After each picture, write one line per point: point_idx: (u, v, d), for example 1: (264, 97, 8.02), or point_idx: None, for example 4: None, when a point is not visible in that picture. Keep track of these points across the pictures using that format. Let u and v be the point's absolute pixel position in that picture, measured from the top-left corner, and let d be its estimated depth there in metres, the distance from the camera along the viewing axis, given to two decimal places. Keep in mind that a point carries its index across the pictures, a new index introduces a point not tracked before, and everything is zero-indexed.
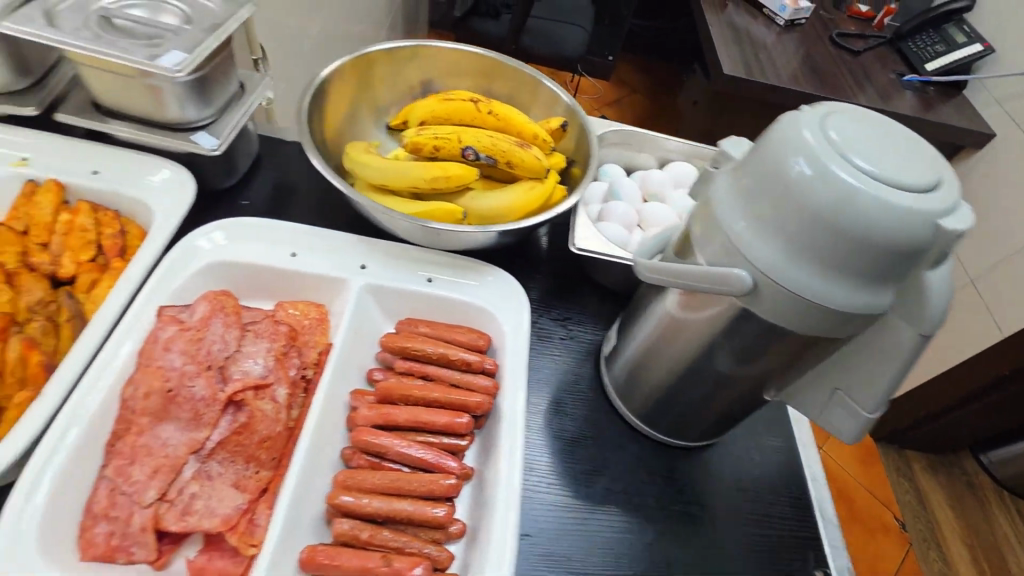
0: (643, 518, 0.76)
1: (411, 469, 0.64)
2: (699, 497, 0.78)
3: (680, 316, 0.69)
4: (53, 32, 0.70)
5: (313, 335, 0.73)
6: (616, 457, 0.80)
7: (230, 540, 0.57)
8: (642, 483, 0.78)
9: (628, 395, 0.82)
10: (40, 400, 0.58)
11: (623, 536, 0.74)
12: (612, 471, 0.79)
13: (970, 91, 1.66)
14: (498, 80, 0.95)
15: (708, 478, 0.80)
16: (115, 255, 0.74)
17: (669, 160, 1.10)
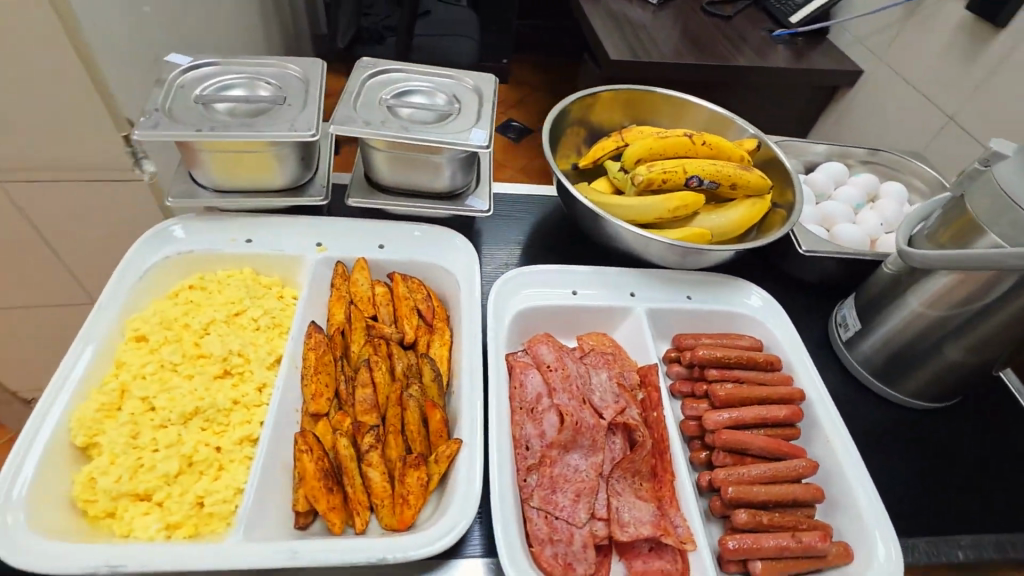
0: (930, 476, 0.86)
1: (767, 459, 0.73)
2: (960, 449, 0.89)
3: (953, 290, 0.81)
4: (374, 128, 0.80)
5: (626, 360, 0.82)
6: (884, 428, 0.90)
7: (660, 544, 0.65)
8: (915, 446, 0.88)
9: (882, 370, 0.92)
10: (469, 449, 0.66)
11: (923, 494, 0.84)
12: (886, 441, 0.89)
13: (834, 36, 1.70)
14: (680, 115, 1.09)
15: (958, 432, 0.92)
16: (436, 317, 0.81)
17: (815, 163, 1.22)
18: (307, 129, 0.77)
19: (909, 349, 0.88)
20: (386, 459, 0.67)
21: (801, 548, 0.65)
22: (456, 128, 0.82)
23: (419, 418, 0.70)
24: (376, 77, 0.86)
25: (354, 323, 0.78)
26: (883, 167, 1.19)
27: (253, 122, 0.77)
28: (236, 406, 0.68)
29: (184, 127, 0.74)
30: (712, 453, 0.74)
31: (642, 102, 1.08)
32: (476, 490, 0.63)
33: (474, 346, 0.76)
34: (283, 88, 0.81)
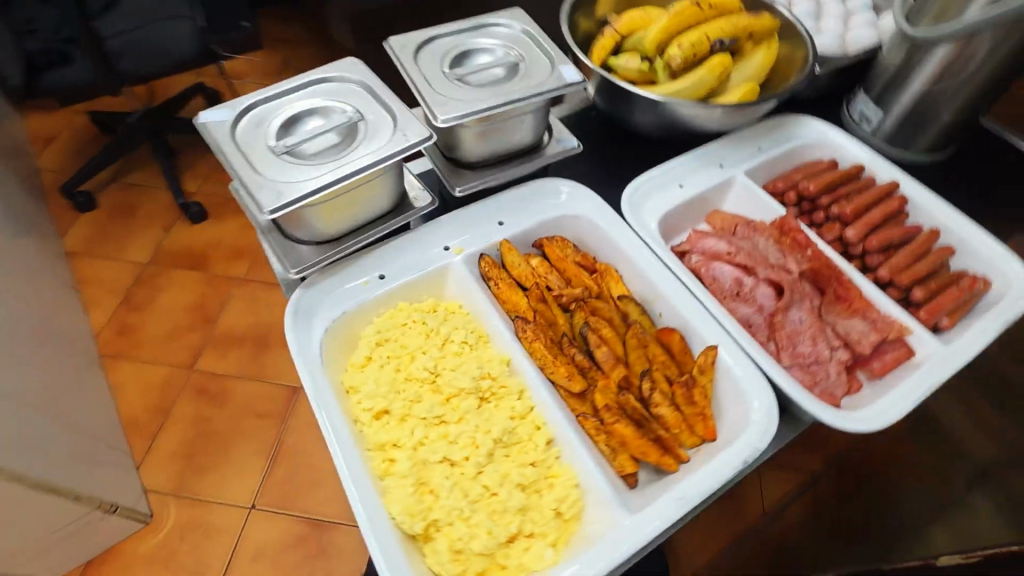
0: (985, 196, 1.05)
1: (904, 242, 0.86)
2: (997, 165, 1.08)
3: (957, 54, 0.95)
4: (476, 105, 0.74)
5: (757, 220, 0.90)
6: (938, 180, 1.07)
7: (886, 340, 0.77)
8: (965, 183, 1.07)
9: (907, 142, 1.09)
10: (723, 347, 0.72)
11: (988, 213, 1.03)
12: (945, 188, 1.06)
13: None
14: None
15: (988, 154, 1.10)
16: (596, 262, 0.82)
17: None
18: (416, 128, 0.69)
19: (924, 116, 1.04)
20: (662, 392, 0.70)
21: (968, 293, 0.81)
22: (538, 73, 0.78)
23: (660, 347, 0.73)
24: (420, 62, 0.80)
25: (537, 300, 0.77)
26: None
27: (354, 146, 0.68)
28: (515, 422, 0.67)
29: (300, 182, 0.64)
30: (864, 258, 0.86)
31: None
32: (756, 372, 0.69)
33: (652, 267, 0.80)
34: (349, 103, 0.73)
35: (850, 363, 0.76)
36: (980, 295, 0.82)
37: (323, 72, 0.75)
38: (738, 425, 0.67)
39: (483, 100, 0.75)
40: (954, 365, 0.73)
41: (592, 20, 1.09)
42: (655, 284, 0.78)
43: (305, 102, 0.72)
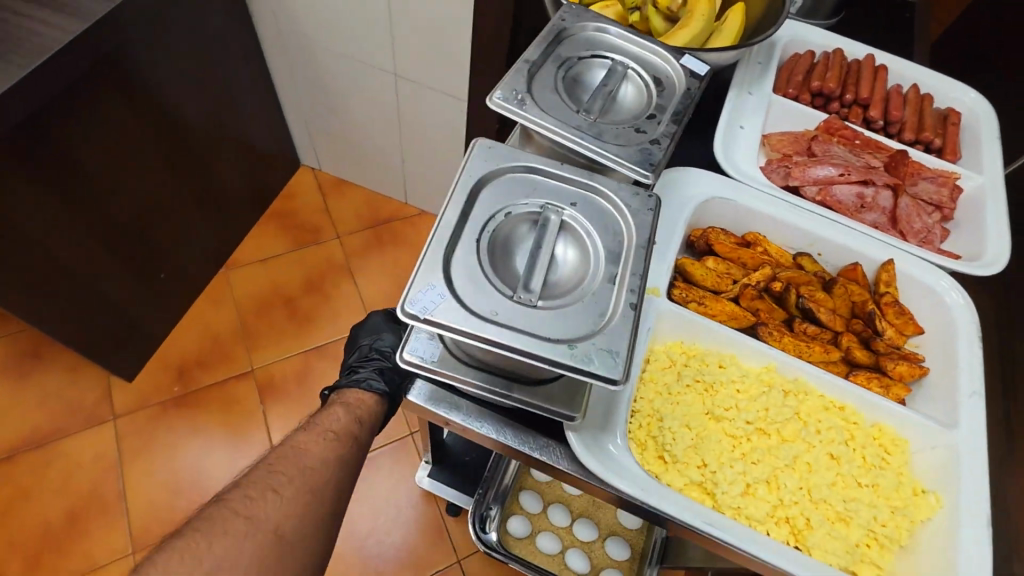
0: (886, 22, 1.24)
1: (902, 105, 1.02)
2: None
3: None
4: (659, 138, 0.62)
5: (807, 133, 0.97)
6: (854, 21, 1.23)
7: (949, 187, 0.94)
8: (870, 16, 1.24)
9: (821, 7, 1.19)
10: (893, 259, 0.82)
11: (898, 33, 1.23)
12: (862, 26, 1.23)
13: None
14: None
15: None
16: (746, 236, 0.83)
17: None
18: (642, 195, 0.59)
19: None
20: (882, 318, 0.78)
21: (958, 127, 1.01)
22: (670, 79, 0.68)
23: (853, 284, 0.80)
24: (545, 112, 0.63)
25: (743, 299, 0.77)
26: None
27: (601, 249, 0.56)
28: (830, 417, 0.70)
29: (607, 324, 0.51)
30: (886, 127, 1.01)
31: None
32: (927, 265, 0.81)
33: (795, 215, 0.84)
34: (536, 199, 0.58)
35: (940, 218, 0.92)
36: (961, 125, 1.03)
37: (476, 173, 0.57)
38: (942, 314, 0.79)
39: (657, 131, 0.63)
40: (999, 187, 0.93)
41: None
42: (806, 230, 0.84)
43: (491, 222, 0.56)
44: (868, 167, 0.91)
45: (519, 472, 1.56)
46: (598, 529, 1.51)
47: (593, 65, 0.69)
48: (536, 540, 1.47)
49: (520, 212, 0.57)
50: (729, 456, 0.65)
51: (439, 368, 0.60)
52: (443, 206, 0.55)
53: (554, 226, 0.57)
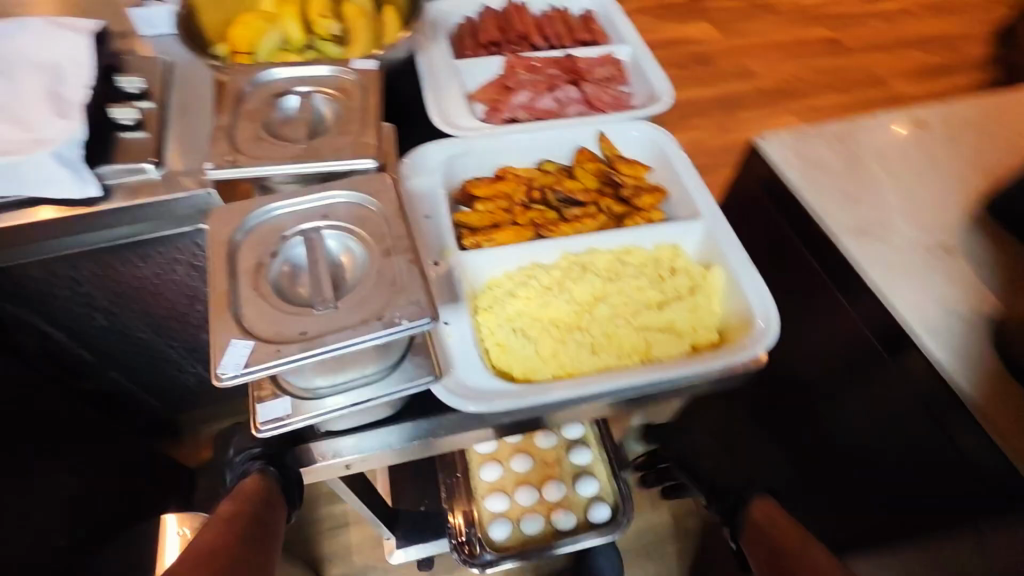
0: None
1: (552, 23, 1.24)
2: None
3: None
4: (362, 132, 0.72)
5: (498, 76, 1.13)
6: None
7: (613, 65, 1.16)
8: None
9: None
10: (602, 131, 1.01)
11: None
12: None
13: None
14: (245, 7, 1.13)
15: None
16: (496, 173, 0.96)
17: None
18: (374, 178, 0.67)
19: None
20: (620, 174, 0.96)
21: (597, 23, 1.25)
22: (346, 84, 0.78)
23: (587, 162, 0.97)
24: (261, 159, 0.68)
25: (519, 219, 0.90)
26: None
27: (366, 236, 0.62)
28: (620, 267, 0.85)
29: (400, 285, 0.58)
30: (551, 44, 1.21)
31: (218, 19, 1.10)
32: (622, 121, 1.01)
33: (520, 138, 0.98)
34: (291, 230, 0.62)
35: (620, 87, 1.13)
36: (598, 15, 1.28)
37: (222, 238, 0.60)
38: (653, 150, 1.00)
39: (357, 124, 0.73)
40: (644, 52, 1.18)
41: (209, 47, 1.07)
42: (535, 145, 0.99)
43: (260, 269, 0.59)
44: (551, 77, 1.10)
45: (468, 484, 1.56)
46: (565, 482, 1.57)
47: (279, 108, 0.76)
48: (521, 527, 1.49)
49: (282, 249, 0.61)
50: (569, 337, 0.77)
51: (297, 416, 0.62)
52: (207, 281, 0.57)
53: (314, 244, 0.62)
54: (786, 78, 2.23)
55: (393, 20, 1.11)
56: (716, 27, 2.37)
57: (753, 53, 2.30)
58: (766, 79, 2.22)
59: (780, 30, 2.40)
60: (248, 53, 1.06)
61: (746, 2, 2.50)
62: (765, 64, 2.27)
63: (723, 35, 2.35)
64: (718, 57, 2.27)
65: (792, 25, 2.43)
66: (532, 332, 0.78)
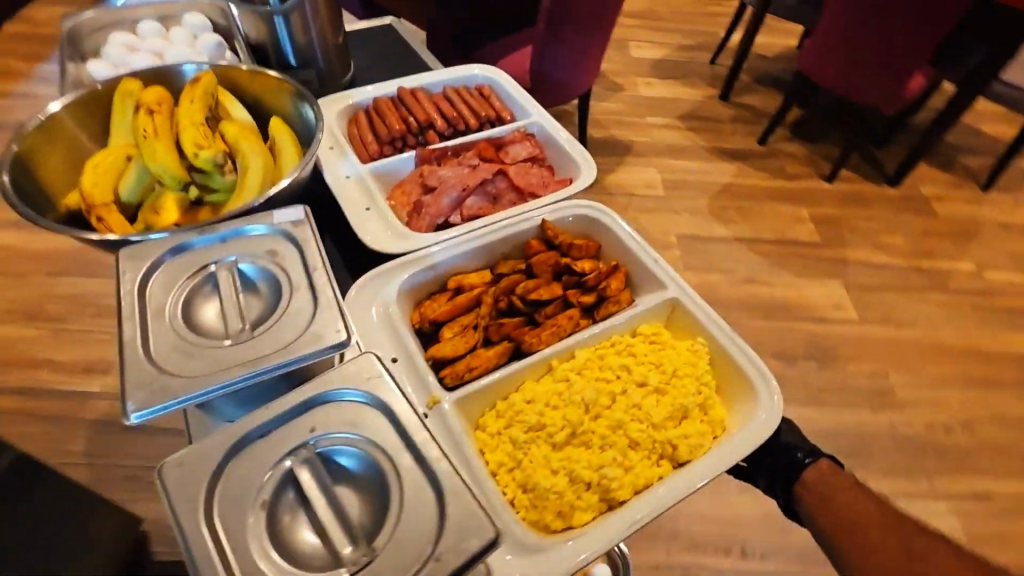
0: (398, 58, 1.41)
1: (451, 105, 1.18)
2: (385, 48, 1.43)
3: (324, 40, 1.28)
4: (321, 304, 0.59)
5: (415, 176, 1.05)
6: (375, 72, 1.38)
7: (524, 142, 1.14)
8: (389, 62, 1.40)
9: (333, 79, 1.30)
10: (545, 217, 0.97)
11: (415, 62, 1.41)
12: (385, 72, 1.37)
13: None
14: (88, 149, 0.93)
15: (363, 46, 1.43)
16: (451, 286, 0.88)
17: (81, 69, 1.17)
18: (358, 364, 0.56)
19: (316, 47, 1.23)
20: (576, 260, 0.92)
21: (495, 99, 1.23)
22: (279, 244, 0.65)
23: (540, 254, 0.92)
24: (205, 371, 0.54)
25: (494, 336, 0.82)
26: (98, 31, 1.25)
27: (376, 440, 0.52)
28: (612, 361, 0.81)
29: (441, 494, 0.48)
30: (457, 128, 1.16)
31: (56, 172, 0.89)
32: (560, 205, 0.99)
33: (466, 244, 0.91)
34: (279, 462, 0.50)
35: (539, 165, 1.12)
36: (492, 89, 1.26)
37: (190, 501, 0.46)
38: (601, 228, 0.98)
39: (311, 293, 0.60)
40: (555, 124, 1.17)
41: (53, 209, 0.85)
42: (482, 247, 0.92)
43: (258, 532, 0.47)
44: (474, 169, 1.05)
45: None
46: None
47: (202, 295, 0.61)
48: None
49: (276, 491, 0.49)
50: (591, 461, 0.70)
51: None
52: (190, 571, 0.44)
53: (312, 473, 0.50)
54: (947, 424, 1.68)
55: (282, 133, 0.98)
56: (850, 295, 1.97)
57: (902, 361, 1.81)
58: (916, 419, 1.68)
59: (948, 325, 1.94)
60: (110, 207, 0.86)
61: (909, 261, 2.11)
62: (913, 384, 1.76)
63: (859, 314, 1.92)
64: (849, 357, 1.80)
65: (1011, 384, 1.80)
66: (552, 466, 0.70)
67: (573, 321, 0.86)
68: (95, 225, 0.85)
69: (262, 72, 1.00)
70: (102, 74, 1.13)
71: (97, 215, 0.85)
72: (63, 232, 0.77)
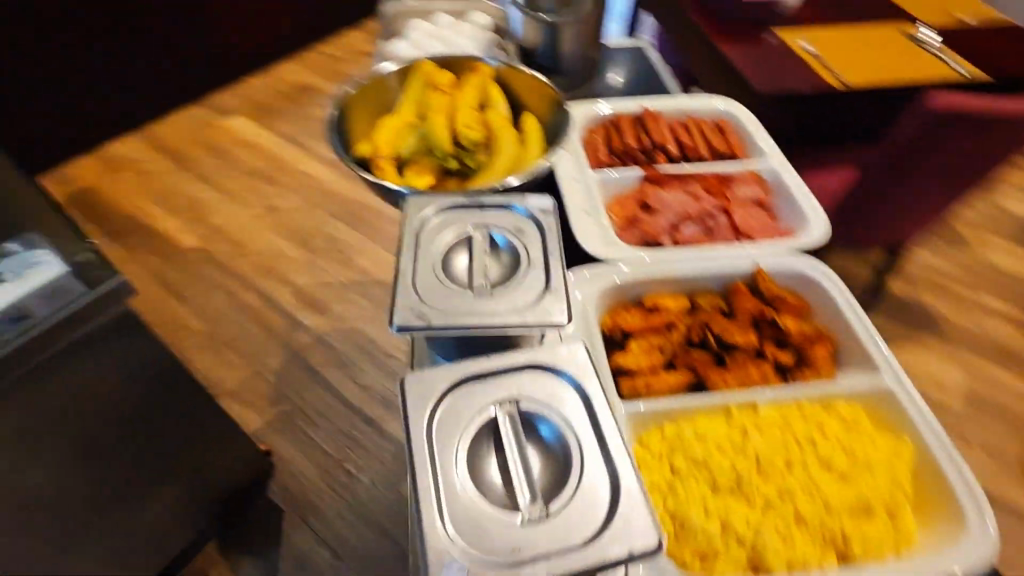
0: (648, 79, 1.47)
1: (688, 132, 1.20)
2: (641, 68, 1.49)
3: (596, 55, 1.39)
4: (553, 285, 0.67)
5: (635, 193, 1.10)
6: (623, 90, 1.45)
7: (753, 184, 1.12)
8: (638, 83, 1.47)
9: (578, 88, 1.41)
10: (760, 261, 0.94)
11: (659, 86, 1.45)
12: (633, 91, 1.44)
13: None
14: (385, 110, 1.14)
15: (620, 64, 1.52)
16: (647, 303, 0.91)
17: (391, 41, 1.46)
18: (569, 347, 0.62)
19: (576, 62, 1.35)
20: (782, 315, 0.89)
21: (733, 135, 1.22)
22: (526, 224, 0.75)
23: (744, 298, 0.91)
24: (451, 313, 0.65)
25: (679, 362, 0.85)
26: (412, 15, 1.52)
27: (570, 419, 0.58)
28: (798, 426, 0.77)
29: (617, 488, 0.53)
30: (687, 156, 1.18)
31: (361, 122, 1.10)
32: (779, 253, 0.95)
33: (673, 268, 0.93)
34: (488, 407, 0.59)
35: (763, 210, 1.09)
36: (733, 125, 1.24)
37: (417, 414, 0.57)
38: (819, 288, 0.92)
39: (545, 273, 0.68)
40: (793, 173, 1.12)
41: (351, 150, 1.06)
42: (688, 274, 0.93)
43: (460, 460, 0.55)
44: (698, 199, 1.06)
45: None
46: None
47: (455, 250, 0.73)
48: None
49: (483, 428, 0.58)
50: (752, 516, 0.69)
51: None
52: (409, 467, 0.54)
53: (515, 425, 0.58)
54: None
55: (534, 129, 1.10)
56: None
57: None
58: None
59: None
60: (391, 160, 1.04)
61: None
62: None
63: None
64: None
65: None
66: (710, 508, 0.70)
67: (763, 373, 0.84)
68: (376, 170, 1.03)
69: (532, 73, 1.13)
70: (404, 51, 1.38)
71: (380, 163, 1.04)
72: (353, 169, 0.98)
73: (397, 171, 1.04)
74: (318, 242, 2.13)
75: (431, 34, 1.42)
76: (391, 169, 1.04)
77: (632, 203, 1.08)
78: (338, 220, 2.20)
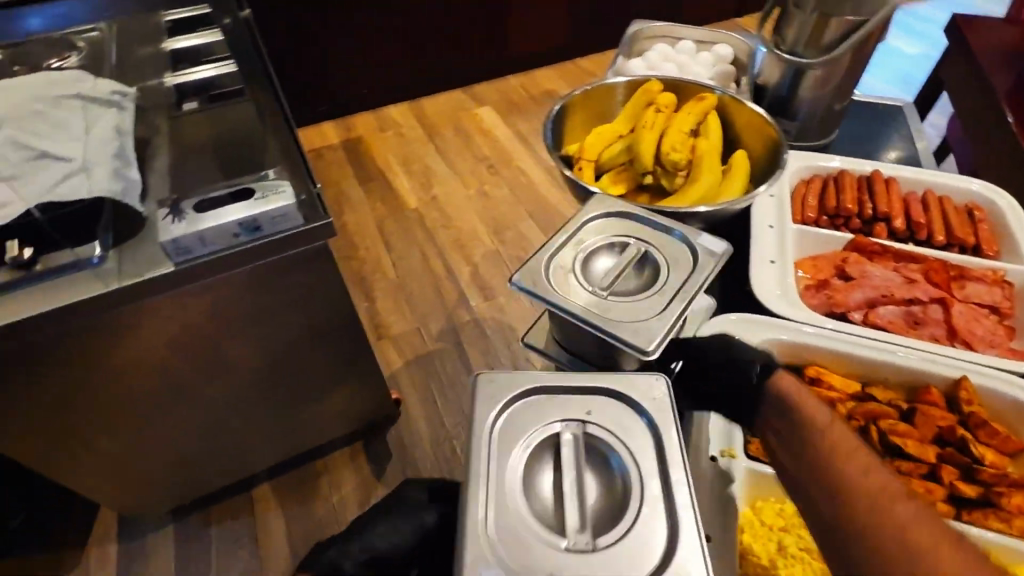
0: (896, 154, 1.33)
1: (924, 209, 1.05)
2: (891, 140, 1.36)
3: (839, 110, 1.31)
4: (664, 318, 0.69)
5: (835, 257, 1.00)
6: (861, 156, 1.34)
7: (995, 287, 0.94)
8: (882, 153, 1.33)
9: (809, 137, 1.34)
10: (973, 374, 0.79)
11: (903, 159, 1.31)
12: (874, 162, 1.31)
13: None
14: (600, 119, 1.20)
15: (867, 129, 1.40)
16: (808, 373, 0.83)
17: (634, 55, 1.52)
18: (652, 380, 0.64)
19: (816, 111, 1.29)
20: (976, 441, 0.76)
21: (984, 226, 1.03)
22: (684, 257, 0.76)
23: (934, 408, 0.78)
24: (561, 293, 0.72)
25: None
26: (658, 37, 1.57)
27: (638, 457, 0.59)
28: None
29: (672, 544, 0.53)
30: (914, 236, 1.03)
31: (575, 128, 1.18)
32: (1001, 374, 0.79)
33: (854, 348, 0.83)
34: (553, 422, 0.62)
35: (996, 320, 0.91)
36: (988, 217, 1.06)
37: (488, 411, 0.62)
38: None
39: (666, 303, 0.71)
40: None
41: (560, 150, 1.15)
42: (869, 358, 0.83)
43: (515, 465, 0.59)
44: (911, 283, 0.93)
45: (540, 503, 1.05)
46: None
47: (609, 247, 0.79)
48: None
49: (546, 441, 0.61)
50: None
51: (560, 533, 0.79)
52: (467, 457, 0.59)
53: (576, 445, 0.60)
54: None
55: (742, 166, 1.07)
56: None
57: None
58: None
59: None
60: (593, 166, 1.10)
61: None
62: None
63: None
64: None
65: None
66: None
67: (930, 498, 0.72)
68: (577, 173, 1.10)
69: (758, 108, 1.10)
70: (639, 69, 1.43)
71: (583, 168, 1.10)
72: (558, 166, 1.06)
73: (596, 178, 1.10)
74: (512, 236, 2.34)
75: (673, 56, 1.46)
76: (591, 175, 1.10)
77: (830, 267, 0.99)
78: (533, 220, 2.40)
